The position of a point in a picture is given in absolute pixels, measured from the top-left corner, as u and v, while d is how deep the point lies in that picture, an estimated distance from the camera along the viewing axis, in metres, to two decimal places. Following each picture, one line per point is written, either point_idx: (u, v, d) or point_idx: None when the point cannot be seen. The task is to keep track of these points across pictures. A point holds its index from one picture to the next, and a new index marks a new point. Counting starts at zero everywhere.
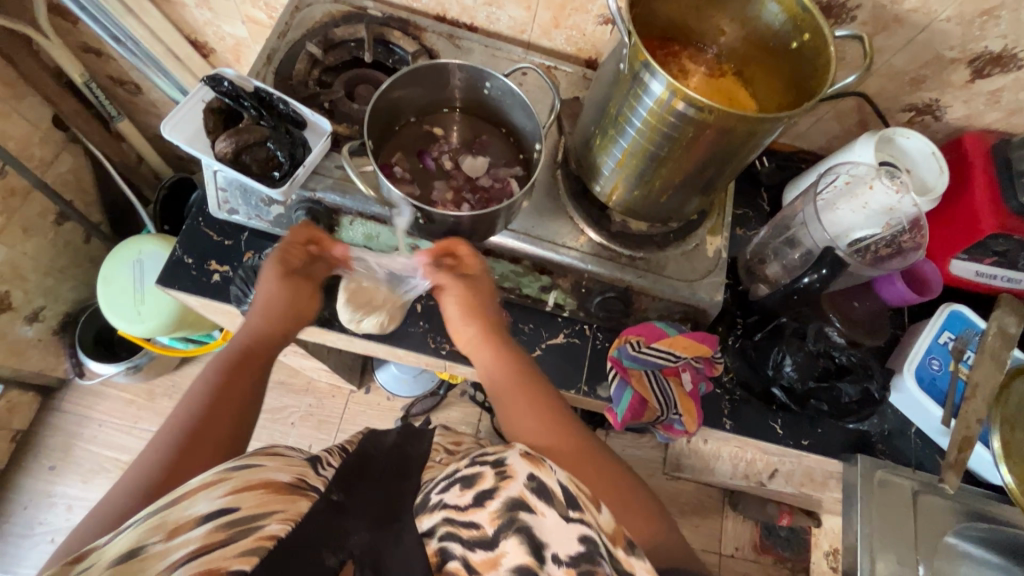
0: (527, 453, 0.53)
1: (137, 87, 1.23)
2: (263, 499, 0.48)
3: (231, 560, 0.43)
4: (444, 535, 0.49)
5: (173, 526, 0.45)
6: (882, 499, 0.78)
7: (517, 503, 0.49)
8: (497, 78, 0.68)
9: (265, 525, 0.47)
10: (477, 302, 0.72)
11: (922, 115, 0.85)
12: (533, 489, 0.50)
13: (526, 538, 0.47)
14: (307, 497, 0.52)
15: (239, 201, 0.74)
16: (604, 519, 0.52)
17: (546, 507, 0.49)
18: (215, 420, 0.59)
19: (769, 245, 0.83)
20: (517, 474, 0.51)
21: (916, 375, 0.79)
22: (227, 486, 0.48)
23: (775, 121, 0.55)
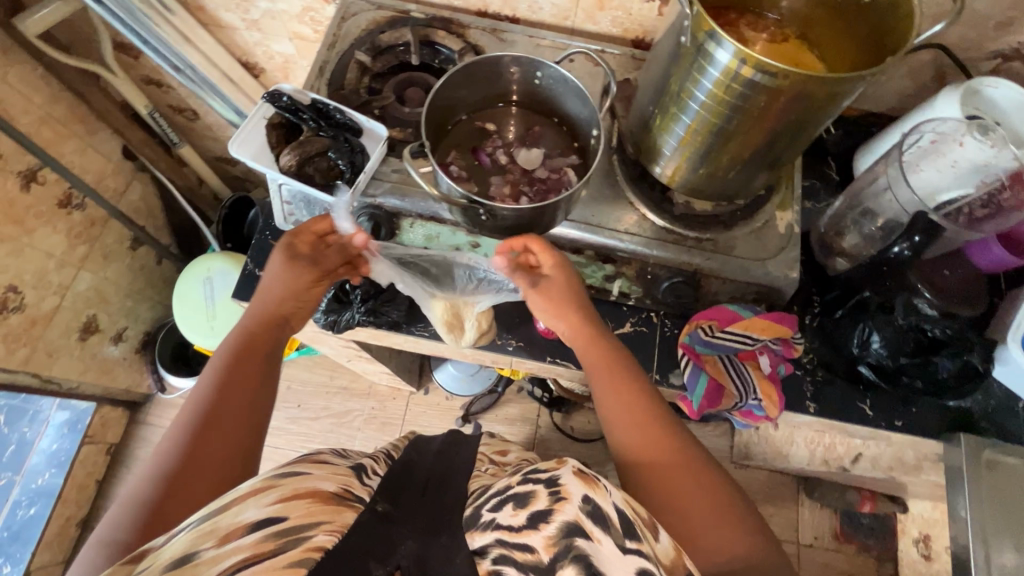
0: (580, 472, 0.52)
1: (194, 113, 1.29)
2: (311, 509, 0.51)
3: (280, 570, 0.44)
4: (498, 557, 0.49)
5: (224, 532, 0.47)
6: (991, 480, 0.73)
7: (573, 528, 0.47)
8: (548, 66, 0.67)
9: (313, 535, 0.48)
10: (563, 296, 0.72)
11: (1010, 62, 0.78)
12: (588, 513, 0.48)
13: (584, 566, 0.45)
14: (352, 508, 0.54)
15: (303, 212, 0.76)
16: (662, 549, 0.48)
17: (603, 535, 0.47)
18: (218, 415, 0.62)
19: (846, 215, 0.78)
20: (572, 495, 0.50)
21: (1022, 346, 0.73)
22: (275, 494, 0.51)
23: (858, 80, 0.52)
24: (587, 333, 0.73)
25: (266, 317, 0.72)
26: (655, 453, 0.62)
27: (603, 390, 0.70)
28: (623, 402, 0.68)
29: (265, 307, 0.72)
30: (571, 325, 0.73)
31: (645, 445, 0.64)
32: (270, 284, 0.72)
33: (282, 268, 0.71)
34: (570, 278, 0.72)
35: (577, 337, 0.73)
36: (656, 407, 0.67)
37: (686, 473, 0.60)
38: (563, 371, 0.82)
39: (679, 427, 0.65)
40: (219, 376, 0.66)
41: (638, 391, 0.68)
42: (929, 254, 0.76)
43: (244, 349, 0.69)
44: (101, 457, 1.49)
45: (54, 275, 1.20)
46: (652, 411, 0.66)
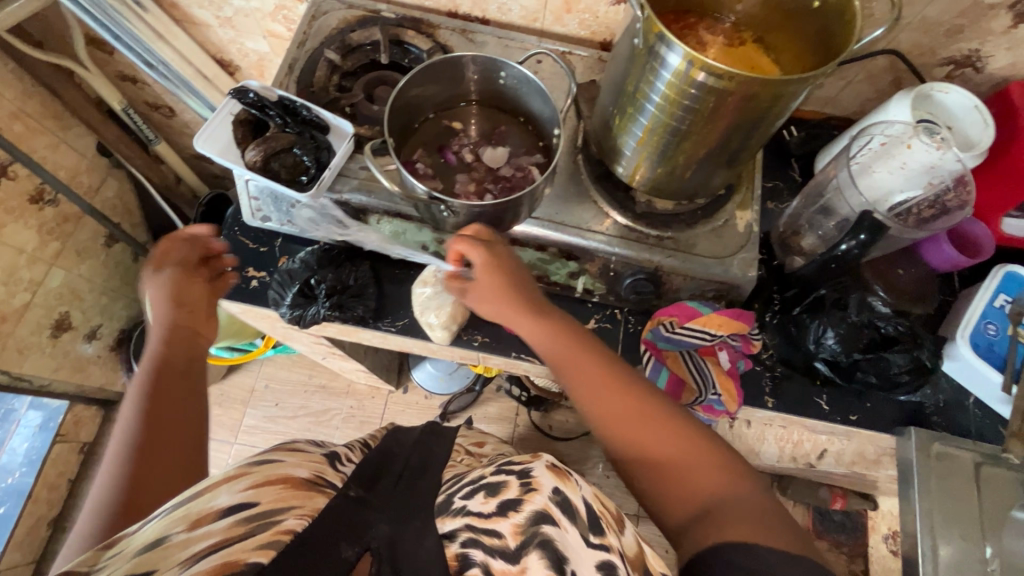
0: (552, 467, 0.58)
1: (170, 110, 1.29)
2: (283, 495, 0.50)
3: (250, 552, 0.44)
4: (466, 541, 0.51)
5: (195, 518, 0.47)
6: (940, 471, 0.75)
7: (541, 515, 0.51)
8: (511, 66, 0.68)
9: (284, 519, 0.47)
10: (505, 284, 0.68)
11: (962, 68, 0.81)
12: (556, 502, 0.53)
13: (549, 553, 0.48)
14: (324, 494, 0.54)
15: (271, 208, 0.77)
16: (626, 542, 0.56)
17: (569, 524, 0.52)
18: (162, 420, 0.60)
19: (803, 215, 0.80)
20: (542, 486, 0.55)
21: (970, 342, 0.75)
22: (247, 481, 0.51)
23: (801, 83, 0.53)
24: (540, 317, 0.70)
25: (185, 327, 0.69)
26: (633, 432, 0.61)
27: (578, 387, 0.66)
28: (593, 386, 0.65)
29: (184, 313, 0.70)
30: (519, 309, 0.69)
31: (620, 424, 0.62)
32: (188, 298, 0.71)
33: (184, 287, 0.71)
34: (507, 259, 0.69)
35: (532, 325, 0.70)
36: (621, 383, 0.64)
37: (667, 436, 0.60)
38: (527, 366, 0.83)
39: (651, 394, 0.64)
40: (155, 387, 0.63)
41: (603, 370, 0.66)
42: (879, 253, 0.79)
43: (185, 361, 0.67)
44: (73, 455, 1.47)
45: (25, 271, 1.19)
46: (621, 385, 0.64)
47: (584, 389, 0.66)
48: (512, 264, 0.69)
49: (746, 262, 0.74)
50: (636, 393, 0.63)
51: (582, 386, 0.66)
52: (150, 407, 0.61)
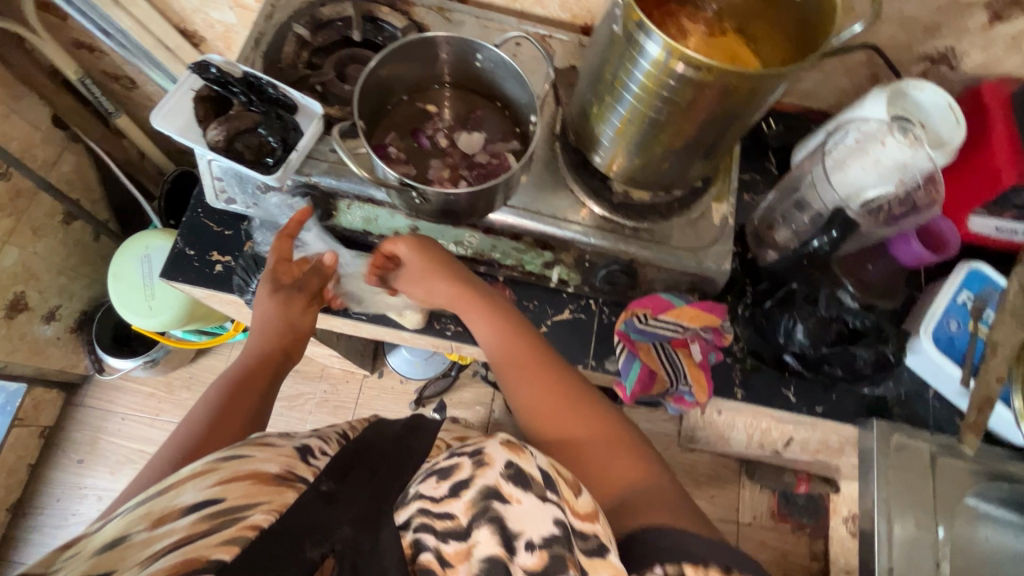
0: (506, 441, 0.53)
1: (132, 81, 1.22)
2: (251, 491, 0.48)
3: (213, 549, 0.43)
4: (419, 527, 0.48)
5: (158, 516, 0.46)
6: (899, 462, 0.77)
7: (492, 491, 0.49)
8: (488, 49, 0.66)
9: (249, 515, 0.46)
10: (442, 261, 0.71)
11: (937, 65, 0.82)
12: (509, 476, 0.50)
13: (499, 528, 0.47)
14: (294, 489, 0.51)
15: (235, 190, 0.73)
16: (579, 502, 0.51)
17: (522, 496, 0.49)
18: (230, 418, 0.64)
19: (778, 209, 0.80)
20: (495, 461, 0.51)
21: (932, 336, 0.77)
22: (215, 477, 0.49)
23: (777, 77, 0.53)
24: (479, 296, 0.71)
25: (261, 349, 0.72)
26: (552, 413, 0.64)
27: (513, 378, 0.67)
28: (518, 369, 0.67)
29: (269, 342, 0.73)
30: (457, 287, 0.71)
31: (539, 405, 0.64)
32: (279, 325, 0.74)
33: (273, 318, 0.73)
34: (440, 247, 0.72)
35: (470, 306, 0.71)
36: (548, 368, 0.66)
37: (581, 420, 0.62)
38: None
39: (578, 381, 0.66)
40: (229, 393, 0.66)
41: (537, 354, 0.67)
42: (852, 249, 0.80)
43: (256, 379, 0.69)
44: (32, 439, 1.42)
45: None
46: (546, 367, 0.66)
47: (515, 379, 0.66)
48: (440, 249, 0.71)
49: (721, 257, 0.74)
50: (572, 386, 0.65)
51: (513, 376, 0.67)
52: (226, 406, 0.65)
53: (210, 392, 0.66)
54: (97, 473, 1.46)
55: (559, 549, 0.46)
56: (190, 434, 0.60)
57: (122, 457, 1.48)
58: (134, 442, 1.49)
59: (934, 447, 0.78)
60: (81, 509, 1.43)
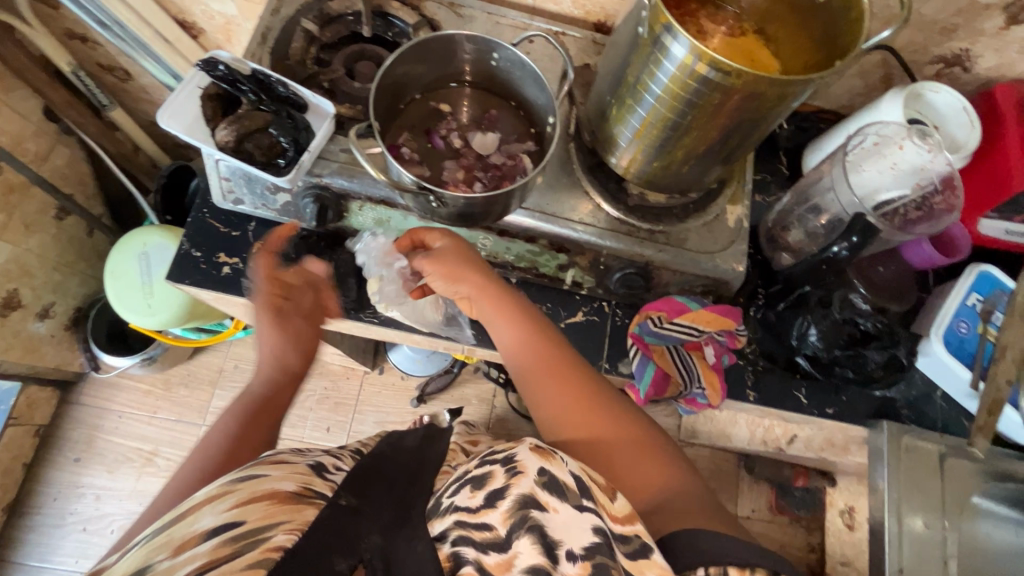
0: (537, 447, 0.52)
1: (126, 72, 1.19)
2: (270, 511, 0.48)
3: (239, 574, 0.43)
4: (457, 539, 0.49)
5: (179, 543, 0.46)
6: (909, 464, 0.78)
7: (526, 500, 0.48)
8: (505, 48, 0.65)
9: (273, 535, 0.46)
10: (458, 261, 0.68)
11: (951, 67, 0.81)
12: (544, 484, 0.49)
13: (539, 537, 0.46)
14: (314, 505, 0.52)
15: (243, 190, 0.72)
16: (617, 507, 0.50)
17: (559, 503, 0.48)
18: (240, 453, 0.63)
19: (793, 211, 0.80)
20: (528, 469, 0.50)
21: (943, 339, 0.78)
22: (233, 499, 0.49)
23: (806, 83, 0.52)
24: (495, 294, 0.68)
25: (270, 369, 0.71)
26: (573, 414, 0.62)
27: (529, 377, 0.65)
28: (532, 368, 0.66)
29: (284, 359, 0.72)
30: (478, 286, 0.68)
31: (558, 409, 0.63)
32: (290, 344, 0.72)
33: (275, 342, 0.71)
34: (468, 250, 0.70)
35: (488, 303, 0.69)
36: (558, 374, 0.65)
37: (605, 421, 0.61)
38: None
39: (593, 382, 0.65)
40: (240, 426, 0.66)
41: (550, 355, 0.66)
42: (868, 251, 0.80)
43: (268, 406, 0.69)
44: (27, 439, 1.40)
45: None
46: (565, 368, 0.65)
47: (531, 379, 0.65)
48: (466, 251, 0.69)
49: (737, 261, 0.73)
50: (588, 383, 0.64)
51: (529, 376, 0.66)
52: (237, 440, 0.64)
53: (225, 422, 0.66)
54: (95, 471, 1.44)
55: (602, 558, 0.45)
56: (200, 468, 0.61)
57: (120, 455, 1.46)
58: (132, 440, 1.47)
59: (942, 446, 0.79)
60: (79, 508, 1.41)
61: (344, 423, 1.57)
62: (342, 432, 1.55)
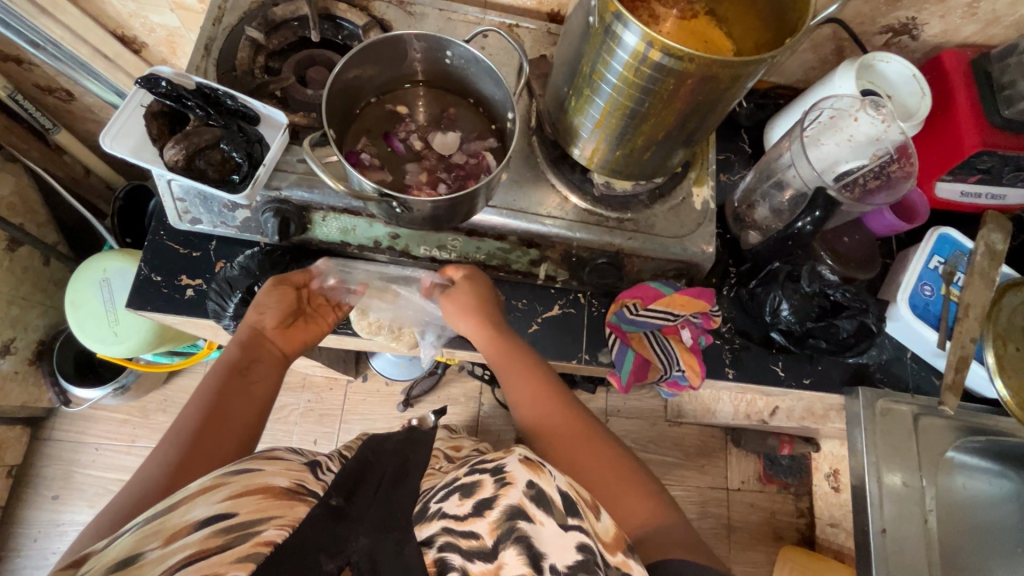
0: (526, 458, 0.53)
1: (68, 93, 1.13)
2: (261, 505, 0.47)
3: (228, 566, 0.42)
4: (444, 545, 0.48)
5: (171, 531, 0.44)
6: (884, 427, 0.80)
7: (516, 511, 0.49)
8: (457, 46, 0.63)
9: (264, 530, 0.45)
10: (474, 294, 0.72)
11: (899, 36, 0.83)
12: (532, 497, 0.50)
13: (524, 549, 0.47)
14: (306, 503, 0.50)
15: (200, 210, 0.69)
16: (602, 528, 0.52)
17: (545, 517, 0.49)
18: (216, 430, 0.60)
19: (757, 189, 0.81)
20: (517, 481, 0.51)
21: (909, 303, 0.79)
22: (226, 491, 0.47)
23: (758, 64, 0.52)
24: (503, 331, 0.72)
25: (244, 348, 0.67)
26: (565, 434, 0.65)
27: (520, 393, 0.69)
28: (519, 379, 0.70)
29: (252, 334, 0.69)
30: (485, 321, 0.72)
31: (550, 420, 0.67)
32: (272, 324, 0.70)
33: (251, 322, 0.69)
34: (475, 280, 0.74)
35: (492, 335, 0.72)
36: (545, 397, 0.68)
37: (597, 446, 0.64)
38: None
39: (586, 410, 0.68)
40: (211, 400, 0.62)
41: (539, 373, 0.70)
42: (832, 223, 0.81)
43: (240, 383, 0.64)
44: None
45: None
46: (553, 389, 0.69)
47: (523, 393, 0.69)
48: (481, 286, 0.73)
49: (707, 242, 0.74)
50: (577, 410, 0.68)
51: (522, 391, 0.69)
52: (208, 415, 0.60)
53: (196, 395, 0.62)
54: (75, 507, 1.39)
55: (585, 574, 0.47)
56: (174, 445, 0.57)
57: (101, 488, 1.41)
58: (112, 471, 1.43)
59: (914, 405, 0.81)
60: (62, 546, 1.37)
61: (330, 434, 1.55)
62: (329, 443, 1.53)
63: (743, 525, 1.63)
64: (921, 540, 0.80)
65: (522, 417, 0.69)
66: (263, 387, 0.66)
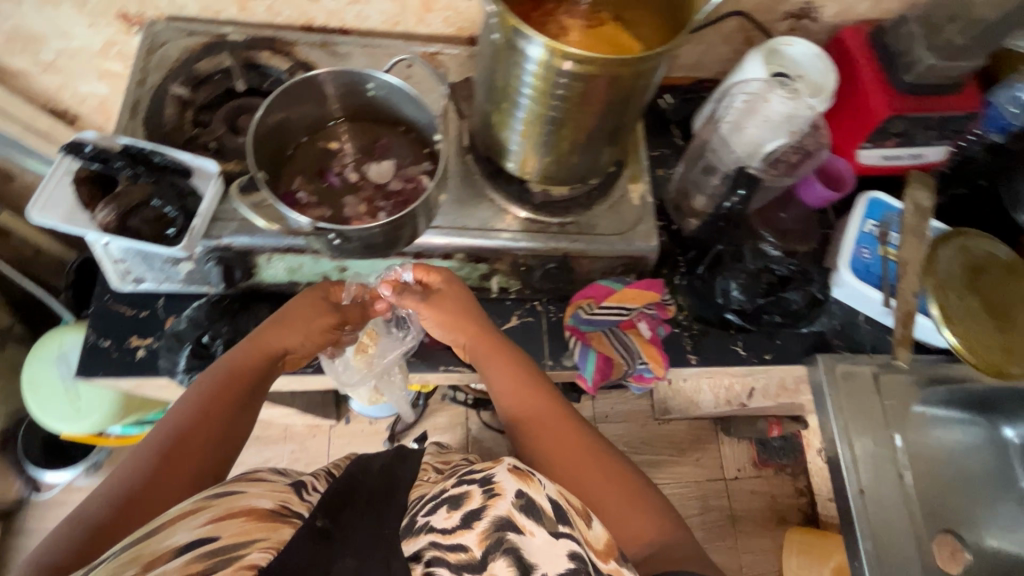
0: (515, 468, 0.53)
1: (6, 173, 1.12)
2: (246, 528, 0.46)
3: None
4: (432, 560, 0.48)
5: (148, 559, 0.43)
6: (848, 388, 0.82)
7: (504, 521, 0.48)
8: (377, 77, 0.65)
9: (247, 554, 0.44)
10: (461, 314, 0.72)
11: (801, 21, 0.88)
12: (521, 507, 0.50)
13: (515, 559, 0.46)
14: (291, 525, 0.50)
15: (142, 268, 0.69)
16: (594, 535, 0.52)
17: (535, 527, 0.48)
18: (202, 447, 0.58)
19: (689, 176, 0.85)
20: (506, 491, 0.51)
21: (850, 268, 0.82)
22: (207, 515, 0.46)
23: (657, 57, 0.55)
24: (491, 342, 0.72)
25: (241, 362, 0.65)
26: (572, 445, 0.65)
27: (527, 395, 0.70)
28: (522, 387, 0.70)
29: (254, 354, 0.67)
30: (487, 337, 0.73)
31: (556, 425, 0.67)
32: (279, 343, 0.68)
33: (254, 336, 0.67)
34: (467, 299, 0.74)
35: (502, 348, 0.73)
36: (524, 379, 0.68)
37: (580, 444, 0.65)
38: (459, 376, 0.83)
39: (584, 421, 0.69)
40: (204, 404, 0.60)
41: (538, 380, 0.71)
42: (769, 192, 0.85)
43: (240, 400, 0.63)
44: None
45: None
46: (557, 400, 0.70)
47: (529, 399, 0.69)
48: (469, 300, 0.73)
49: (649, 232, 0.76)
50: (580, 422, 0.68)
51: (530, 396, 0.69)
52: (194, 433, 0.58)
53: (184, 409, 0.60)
54: None
55: None
56: (168, 443, 0.56)
57: None
58: None
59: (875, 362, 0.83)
60: None
61: None
62: None
63: (746, 513, 1.62)
64: (901, 499, 0.80)
65: (506, 408, 0.70)
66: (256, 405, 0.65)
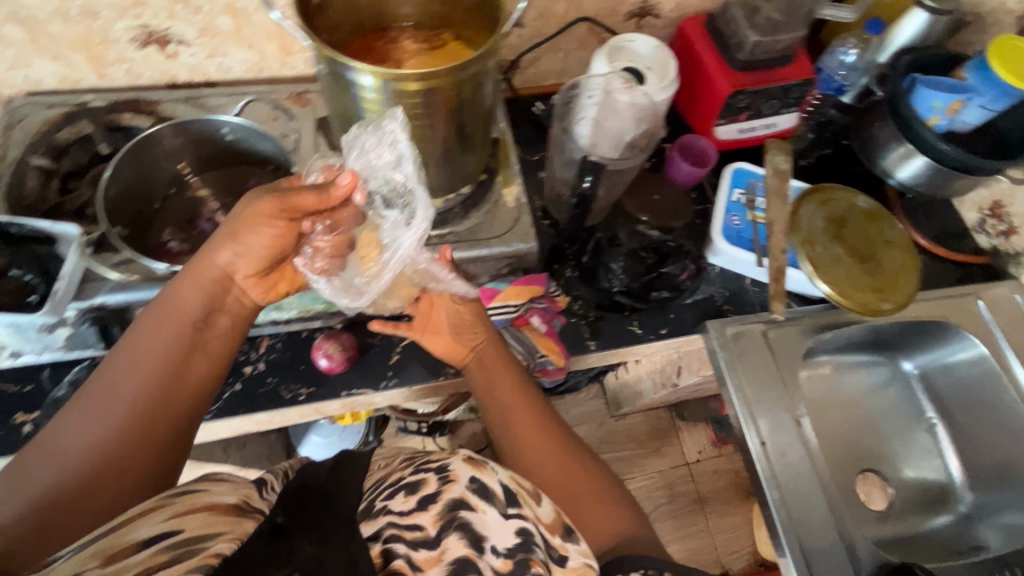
0: (469, 457, 0.53)
1: None
2: (209, 521, 0.42)
3: None
4: (390, 537, 0.46)
5: (110, 551, 0.39)
6: (738, 349, 0.86)
7: (457, 502, 0.49)
8: (226, 120, 0.76)
9: (211, 544, 0.41)
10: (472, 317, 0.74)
11: (645, 18, 0.94)
12: (473, 488, 0.50)
13: (467, 532, 0.47)
14: (257, 517, 0.45)
15: (17, 341, 0.69)
16: (543, 512, 0.52)
17: (487, 505, 0.50)
18: (162, 409, 0.55)
19: (561, 174, 0.90)
20: (459, 477, 0.51)
21: (723, 237, 0.88)
22: (167, 512, 0.42)
23: (474, 64, 0.58)
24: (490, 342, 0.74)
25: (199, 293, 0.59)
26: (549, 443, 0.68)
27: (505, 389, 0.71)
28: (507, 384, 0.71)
29: (210, 272, 0.60)
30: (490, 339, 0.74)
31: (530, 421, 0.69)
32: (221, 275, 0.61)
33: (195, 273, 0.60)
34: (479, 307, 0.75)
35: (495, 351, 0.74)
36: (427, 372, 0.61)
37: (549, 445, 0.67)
38: (367, 400, 0.80)
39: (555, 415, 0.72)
40: (162, 366, 0.56)
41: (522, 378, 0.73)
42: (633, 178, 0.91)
43: (192, 344, 0.59)
44: None
45: None
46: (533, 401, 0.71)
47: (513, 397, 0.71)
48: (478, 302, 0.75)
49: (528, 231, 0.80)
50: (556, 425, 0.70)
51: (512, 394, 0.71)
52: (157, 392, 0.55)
53: (139, 364, 0.56)
54: None
55: (523, 553, 0.47)
56: (134, 402, 0.54)
57: None
58: None
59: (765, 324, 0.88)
60: None
61: None
62: None
63: (711, 493, 1.64)
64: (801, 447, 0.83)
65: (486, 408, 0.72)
66: (218, 338, 0.62)
